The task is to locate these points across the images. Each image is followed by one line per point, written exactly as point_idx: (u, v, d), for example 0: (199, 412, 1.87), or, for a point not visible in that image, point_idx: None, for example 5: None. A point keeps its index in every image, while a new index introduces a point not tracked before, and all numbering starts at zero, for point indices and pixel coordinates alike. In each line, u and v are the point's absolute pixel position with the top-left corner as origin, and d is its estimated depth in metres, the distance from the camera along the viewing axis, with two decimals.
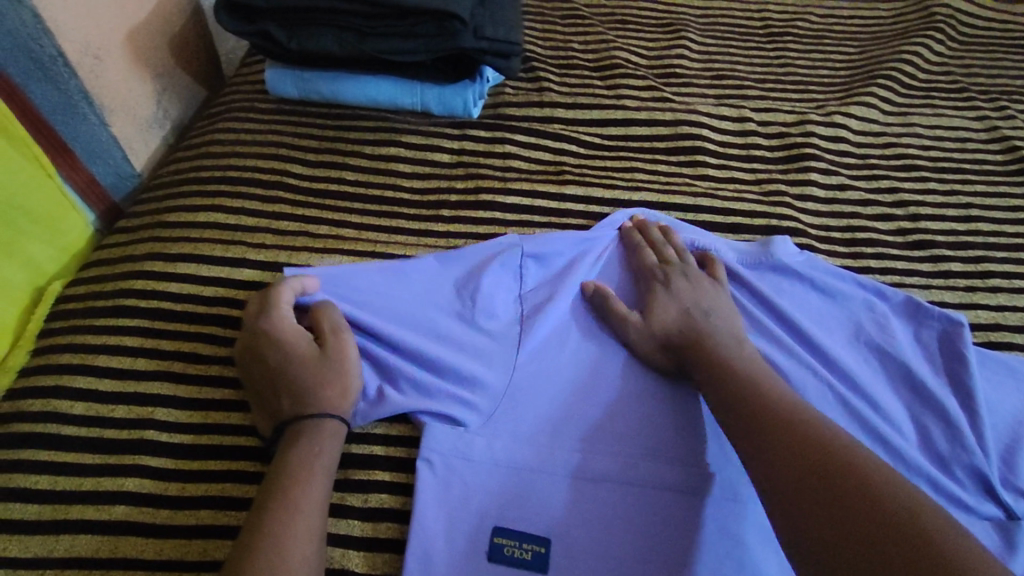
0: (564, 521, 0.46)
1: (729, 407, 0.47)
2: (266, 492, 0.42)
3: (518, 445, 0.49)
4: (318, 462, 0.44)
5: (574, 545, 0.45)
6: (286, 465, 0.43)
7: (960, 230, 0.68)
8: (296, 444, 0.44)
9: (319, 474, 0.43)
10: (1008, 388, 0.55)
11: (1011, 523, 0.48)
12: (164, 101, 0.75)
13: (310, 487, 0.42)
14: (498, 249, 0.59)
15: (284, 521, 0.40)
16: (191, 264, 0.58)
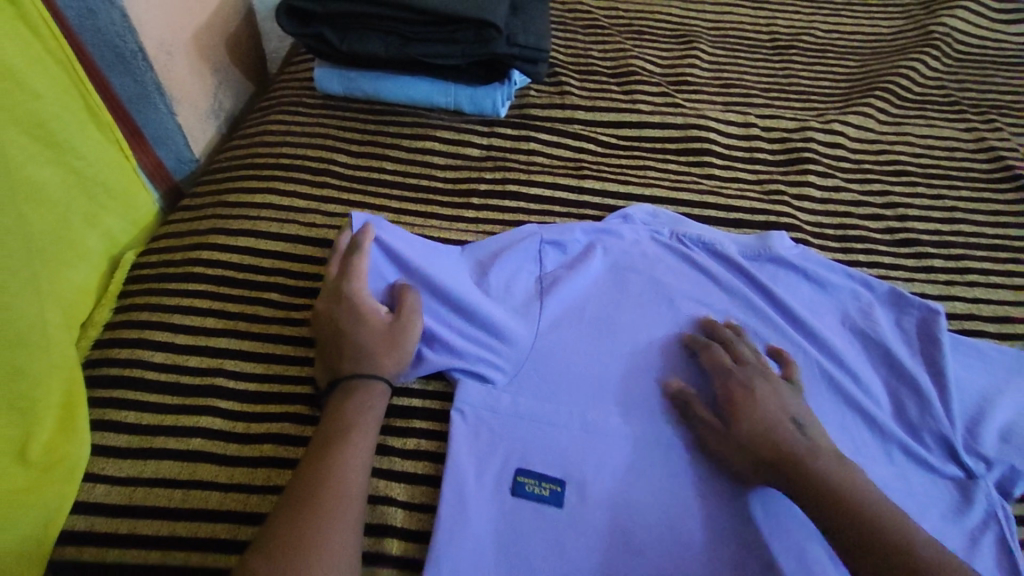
0: (578, 464, 0.54)
1: (824, 516, 0.48)
2: (323, 437, 0.49)
3: (539, 403, 0.56)
4: (365, 414, 0.51)
5: (586, 485, 0.53)
6: (337, 417, 0.50)
7: (943, 230, 0.75)
8: (347, 398, 0.51)
9: (368, 423, 0.50)
10: (976, 370, 0.62)
11: (968, 482, 0.54)
12: (220, 93, 0.82)
13: (360, 435, 0.49)
14: (521, 237, 0.67)
15: (341, 457, 0.47)
16: (251, 239, 0.66)
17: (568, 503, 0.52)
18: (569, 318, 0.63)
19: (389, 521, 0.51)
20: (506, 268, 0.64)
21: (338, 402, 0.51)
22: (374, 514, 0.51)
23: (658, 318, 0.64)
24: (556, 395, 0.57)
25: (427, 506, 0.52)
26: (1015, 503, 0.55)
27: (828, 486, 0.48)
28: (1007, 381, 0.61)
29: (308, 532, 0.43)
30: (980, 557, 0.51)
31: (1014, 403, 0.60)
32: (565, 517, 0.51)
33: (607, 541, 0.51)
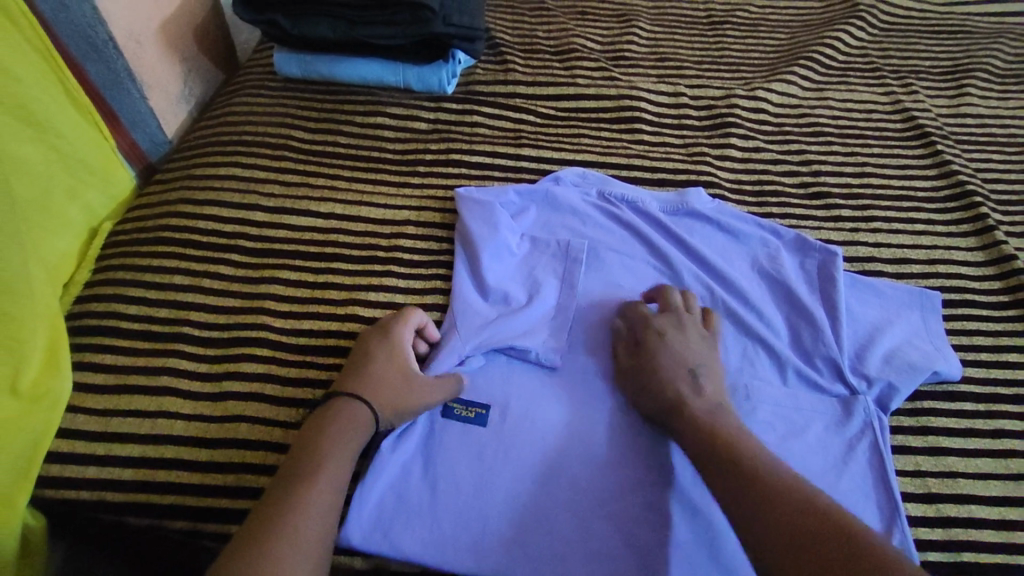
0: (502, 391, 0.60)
1: (704, 447, 0.50)
2: (231, 555, 0.43)
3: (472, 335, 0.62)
4: (314, 506, 0.46)
5: (509, 409, 0.59)
6: (308, 436, 0.51)
7: (853, 183, 0.81)
8: (306, 474, 0.48)
9: (298, 530, 0.45)
10: (870, 305, 0.68)
11: (852, 398, 0.61)
12: (190, 81, 0.90)
13: (338, 447, 0.51)
14: (467, 207, 0.72)
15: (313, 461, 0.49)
16: (214, 208, 0.73)
17: (491, 424, 0.58)
18: (505, 263, 0.69)
19: None
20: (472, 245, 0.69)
21: (304, 459, 0.49)
22: None
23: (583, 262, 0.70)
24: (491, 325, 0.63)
25: None
26: (893, 416, 0.61)
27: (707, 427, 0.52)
28: (898, 312, 0.68)
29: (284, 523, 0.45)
30: (853, 460, 0.58)
31: (901, 331, 0.66)
32: (487, 439, 0.57)
33: (523, 457, 0.57)
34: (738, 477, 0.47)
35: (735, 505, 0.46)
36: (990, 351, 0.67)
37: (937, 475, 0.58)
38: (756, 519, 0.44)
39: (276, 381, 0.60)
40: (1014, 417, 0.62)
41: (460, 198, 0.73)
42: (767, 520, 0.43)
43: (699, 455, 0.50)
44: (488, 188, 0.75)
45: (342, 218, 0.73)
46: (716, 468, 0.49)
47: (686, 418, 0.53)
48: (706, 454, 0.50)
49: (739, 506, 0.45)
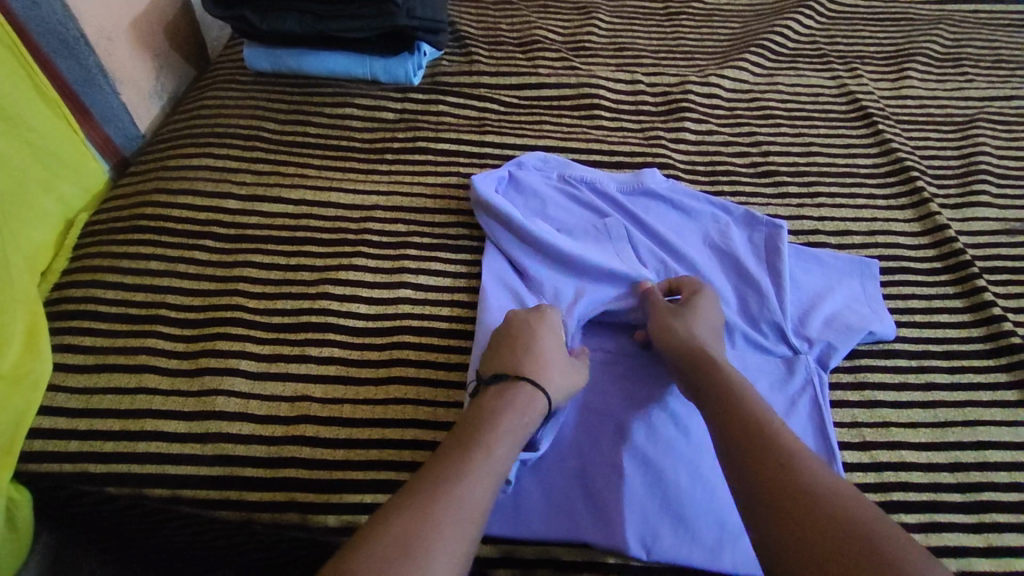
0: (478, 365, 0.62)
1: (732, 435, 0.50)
2: (408, 495, 0.44)
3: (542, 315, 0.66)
4: (486, 470, 0.47)
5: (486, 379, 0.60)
6: (483, 413, 0.52)
7: (800, 162, 0.86)
8: (478, 439, 0.49)
9: (469, 487, 0.46)
10: (812, 274, 0.73)
11: (794, 357, 0.65)
12: (162, 77, 0.92)
13: (508, 422, 0.51)
14: (478, 192, 0.74)
15: (485, 430, 0.50)
16: (188, 196, 0.76)
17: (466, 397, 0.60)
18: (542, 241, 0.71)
19: (307, 412, 0.59)
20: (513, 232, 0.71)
21: (478, 424, 0.51)
22: (292, 408, 0.59)
23: (593, 244, 0.73)
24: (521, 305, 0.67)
25: (325, 398, 0.60)
26: (833, 373, 0.66)
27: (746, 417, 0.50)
28: (839, 280, 0.72)
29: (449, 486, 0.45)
30: (794, 415, 0.62)
31: (841, 296, 0.71)
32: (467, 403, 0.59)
33: None
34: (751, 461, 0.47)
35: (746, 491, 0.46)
36: (923, 313, 0.72)
37: (872, 425, 0.62)
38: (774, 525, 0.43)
39: (251, 357, 0.63)
40: (943, 371, 0.67)
41: (478, 186, 0.75)
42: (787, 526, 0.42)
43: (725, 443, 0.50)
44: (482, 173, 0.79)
45: (312, 204, 0.76)
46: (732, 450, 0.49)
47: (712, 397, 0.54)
48: (724, 434, 0.50)
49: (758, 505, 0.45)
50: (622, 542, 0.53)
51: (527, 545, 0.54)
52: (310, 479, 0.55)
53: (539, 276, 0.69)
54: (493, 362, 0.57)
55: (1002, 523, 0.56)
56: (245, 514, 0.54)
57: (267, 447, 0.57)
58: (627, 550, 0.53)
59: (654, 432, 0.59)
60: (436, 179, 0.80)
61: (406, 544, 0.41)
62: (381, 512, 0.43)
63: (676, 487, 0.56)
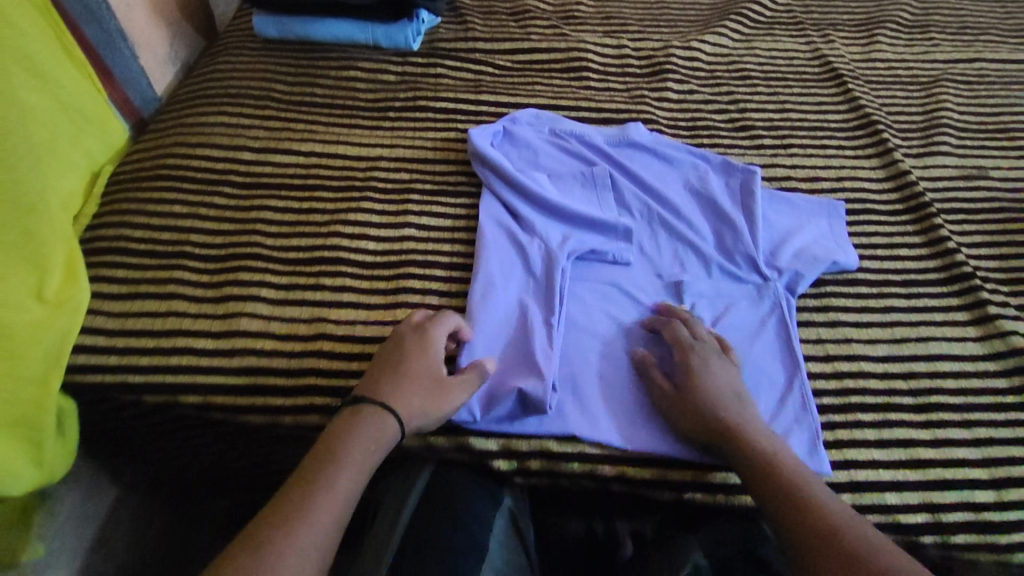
0: (480, 288, 0.67)
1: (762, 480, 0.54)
2: (294, 482, 0.53)
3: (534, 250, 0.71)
4: (358, 459, 0.54)
5: (487, 300, 0.66)
6: (336, 439, 0.55)
7: (776, 117, 0.92)
8: (350, 430, 0.55)
9: (341, 475, 0.53)
10: (784, 214, 0.79)
11: (765, 285, 0.72)
12: (175, 46, 0.98)
13: (352, 450, 0.54)
14: (475, 141, 0.80)
15: (329, 463, 0.53)
16: (206, 148, 0.81)
17: (468, 316, 0.66)
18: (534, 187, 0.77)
19: (323, 331, 0.65)
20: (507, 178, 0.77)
21: (339, 436, 0.55)
22: (309, 328, 0.65)
23: (583, 189, 0.79)
24: (514, 241, 0.73)
25: (339, 320, 0.66)
26: (800, 298, 0.72)
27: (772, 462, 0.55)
28: (809, 220, 0.79)
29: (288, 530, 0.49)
30: (765, 334, 0.68)
31: (810, 233, 0.77)
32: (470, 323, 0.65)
33: (492, 340, 0.65)
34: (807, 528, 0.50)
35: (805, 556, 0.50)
36: (886, 248, 0.78)
37: (835, 341, 0.69)
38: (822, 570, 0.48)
39: (271, 286, 0.68)
40: (901, 296, 0.73)
41: (475, 135, 0.81)
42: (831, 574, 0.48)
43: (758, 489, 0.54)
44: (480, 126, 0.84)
45: (321, 155, 0.82)
46: (783, 517, 0.52)
47: (747, 460, 0.55)
48: (753, 479, 0.55)
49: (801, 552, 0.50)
50: (607, 436, 0.60)
51: (522, 440, 0.60)
52: (328, 387, 0.61)
53: (531, 216, 0.75)
54: (378, 374, 0.59)
55: (948, 421, 0.64)
56: (271, 417, 0.61)
57: (289, 360, 0.63)
58: (612, 443, 0.60)
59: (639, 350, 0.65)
60: (436, 133, 0.86)
61: (282, 524, 0.50)
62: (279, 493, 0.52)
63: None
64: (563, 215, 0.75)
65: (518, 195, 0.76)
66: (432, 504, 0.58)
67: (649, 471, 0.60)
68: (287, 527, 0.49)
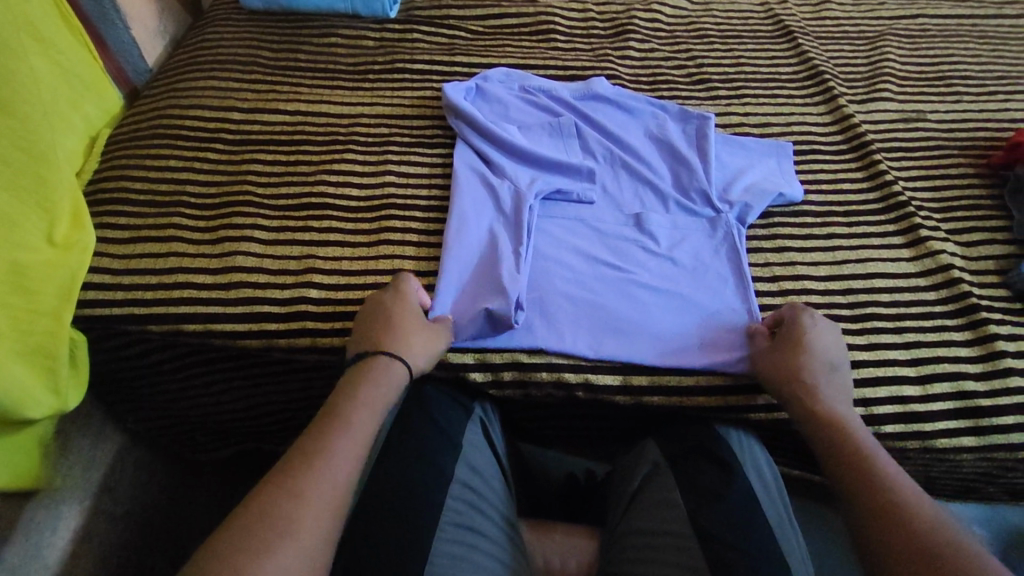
0: (456, 223, 0.74)
1: (834, 454, 0.55)
2: (322, 415, 0.54)
3: (506, 190, 0.77)
4: (378, 394, 0.57)
5: (462, 234, 0.73)
6: (347, 388, 0.57)
7: (730, 71, 0.99)
8: (365, 376, 0.58)
9: (367, 406, 0.55)
10: (736, 156, 0.86)
11: (717, 217, 0.78)
12: (164, 20, 1.03)
13: (366, 396, 0.56)
14: (449, 96, 0.86)
15: (347, 406, 0.55)
16: (198, 111, 0.87)
17: (444, 247, 0.72)
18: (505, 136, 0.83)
19: (312, 265, 0.70)
20: (479, 130, 0.83)
21: (351, 385, 0.57)
22: (299, 263, 0.71)
23: (550, 138, 0.86)
24: (486, 183, 0.79)
25: (326, 256, 0.72)
26: (750, 228, 0.79)
27: (842, 437, 0.56)
28: (759, 160, 0.86)
29: (314, 461, 0.50)
30: (717, 258, 0.75)
31: (759, 171, 0.84)
32: (447, 254, 0.71)
33: (467, 268, 0.71)
34: (868, 484, 0.52)
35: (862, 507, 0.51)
36: (829, 183, 0.84)
37: (782, 265, 0.75)
38: (871, 530, 0.49)
39: (263, 228, 0.73)
40: (842, 224, 0.80)
41: (448, 91, 0.87)
42: (880, 534, 0.48)
43: (826, 459, 0.56)
44: (454, 84, 0.90)
45: (305, 114, 0.87)
46: (846, 486, 0.53)
47: (822, 432, 0.57)
48: (828, 453, 0.56)
49: (858, 515, 0.51)
50: (573, 347, 0.66)
51: (497, 354, 0.66)
52: (318, 313, 0.67)
53: (502, 161, 0.81)
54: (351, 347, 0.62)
55: (880, 328, 0.70)
56: (266, 341, 0.66)
57: (282, 291, 0.68)
58: (578, 352, 0.66)
59: (603, 275, 0.72)
60: (413, 92, 0.92)
61: (320, 444, 0.51)
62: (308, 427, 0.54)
63: (617, 310, 0.69)
64: (531, 158, 0.81)
65: (490, 144, 0.82)
66: (411, 411, 0.64)
67: (612, 377, 0.66)
68: (325, 444, 0.51)
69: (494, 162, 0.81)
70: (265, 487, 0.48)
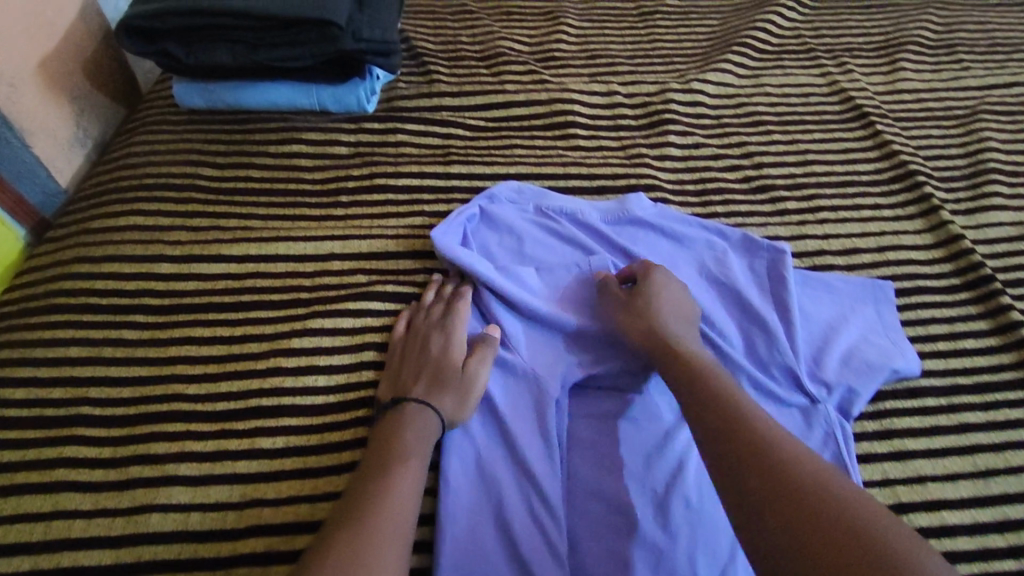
0: (458, 449, 0.54)
1: (714, 430, 0.47)
2: (371, 461, 0.50)
3: (523, 384, 0.58)
4: (421, 438, 0.52)
5: (469, 464, 0.54)
6: (382, 433, 0.52)
7: (797, 172, 0.78)
8: (400, 424, 0.52)
9: (418, 453, 0.51)
10: (823, 302, 0.66)
11: (812, 407, 0.58)
12: (84, 122, 0.80)
13: (409, 434, 0.52)
14: (442, 238, 0.65)
15: (395, 445, 0.51)
16: (115, 264, 0.66)
17: (445, 483, 0.53)
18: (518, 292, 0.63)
19: (255, 522, 0.51)
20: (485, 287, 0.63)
21: (390, 433, 0.52)
22: (240, 518, 0.51)
23: (579, 287, 0.65)
24: (497, 366, 0.59)
25: (280, 499, 0.52)
26: (856, 422, 0.59)
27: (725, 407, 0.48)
28: (852, 308, 0.65)
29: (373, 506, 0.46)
30: None
31: (856, 330, 0.63)
32: (447, 499, 0.52)
33: (478, 521, 0.52)
34: (733, 442, 0.45)
35: (738, 499, 0.43)
36: (946, 340, 0.65)
37: (905, 483, 0.55)
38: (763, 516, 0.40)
39: (191, 459, 0.54)
40: (975, 409, 0.60)
41: (442, 233, 0.66)
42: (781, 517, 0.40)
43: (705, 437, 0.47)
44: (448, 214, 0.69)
45: (258, 260, 0.67)
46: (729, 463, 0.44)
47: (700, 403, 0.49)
48: (707, 427, 0.47)
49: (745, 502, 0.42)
50: None
51: None
52: None
53: (515, 334, 0.61)
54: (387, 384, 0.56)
55: None
56: None
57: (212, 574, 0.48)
58: None
59: (659, 512, 0.53)
60: (397, 220, 0.72)
61: (380, 484, 0.48)
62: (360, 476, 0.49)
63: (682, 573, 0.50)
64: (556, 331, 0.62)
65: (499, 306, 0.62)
66: None
67: None
68: (384, 478, 0.48)
69: (509, 337, 0.60)
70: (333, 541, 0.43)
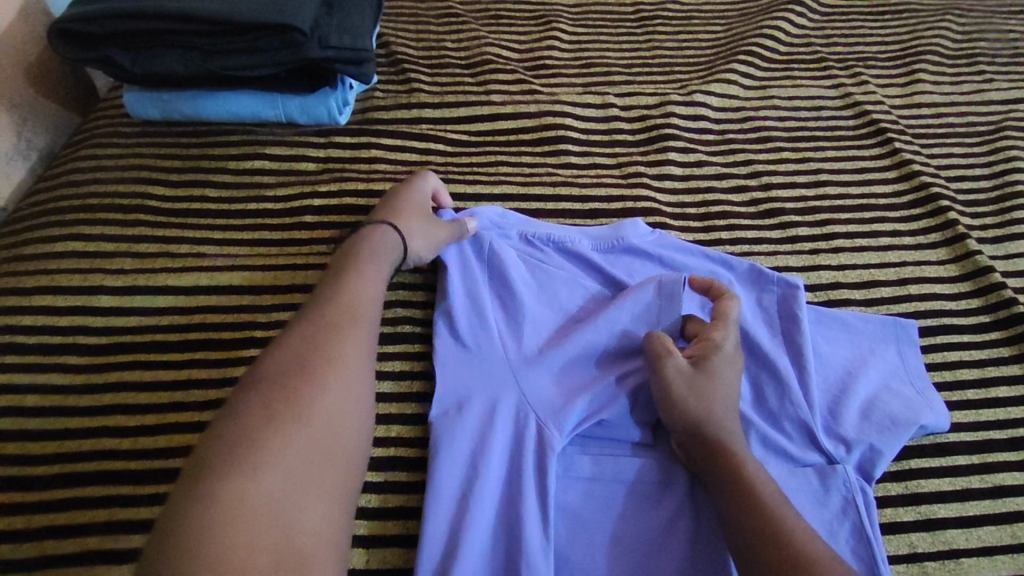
0: (436, 523, 0.45)
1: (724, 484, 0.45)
2: (323, 288, 0.49)
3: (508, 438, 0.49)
4: (376, 266, 0.52)
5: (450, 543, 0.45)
6: (343, 256, 0.52)
7: (809, 195, 0.72)
8: (361, 251, 0.53)
9: (368, 283, 0.50)
10: (840, 344, 0.59)
11: (829, 467, 0.51)
12: (27, 132, 0.73)
13: (366, 263, 0.52)
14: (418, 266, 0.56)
15: (351, 273, 0.50)
16: (47, 297, 0.59)
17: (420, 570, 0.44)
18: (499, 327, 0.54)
19: None
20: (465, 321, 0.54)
21: (348, 260, 0.52)
22: None
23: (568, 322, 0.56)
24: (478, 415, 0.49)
25: None
26: (878, 484, 0.52)
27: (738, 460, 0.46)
28: (870, 350, 0.59)
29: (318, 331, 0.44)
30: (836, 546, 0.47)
31: (874, 377, 0.57)
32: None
33: None
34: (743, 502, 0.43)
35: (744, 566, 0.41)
36: (977, 388, 0.58)
37: (935, 559, 0.49)
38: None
39: (116, 531, 0.47)
40: (1013, 469, 0.54)
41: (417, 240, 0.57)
42: None
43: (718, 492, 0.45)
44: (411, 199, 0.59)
45: (209, 292, 0.60)
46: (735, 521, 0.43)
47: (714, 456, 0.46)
48: (719, 480, 0.45)
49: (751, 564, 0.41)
50: None
51: None
52: None
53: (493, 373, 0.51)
54: (337, 254, 0.53)
55: None
56: None
57: None
58: None
59: None
60: None
61: (328, 309, 0.46)
62: (224, 405, 0.40)
63: None
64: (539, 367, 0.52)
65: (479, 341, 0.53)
66: None
67: None
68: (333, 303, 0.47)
69: (487, 379, 0.51)
70: (199, 484, 0.35)
